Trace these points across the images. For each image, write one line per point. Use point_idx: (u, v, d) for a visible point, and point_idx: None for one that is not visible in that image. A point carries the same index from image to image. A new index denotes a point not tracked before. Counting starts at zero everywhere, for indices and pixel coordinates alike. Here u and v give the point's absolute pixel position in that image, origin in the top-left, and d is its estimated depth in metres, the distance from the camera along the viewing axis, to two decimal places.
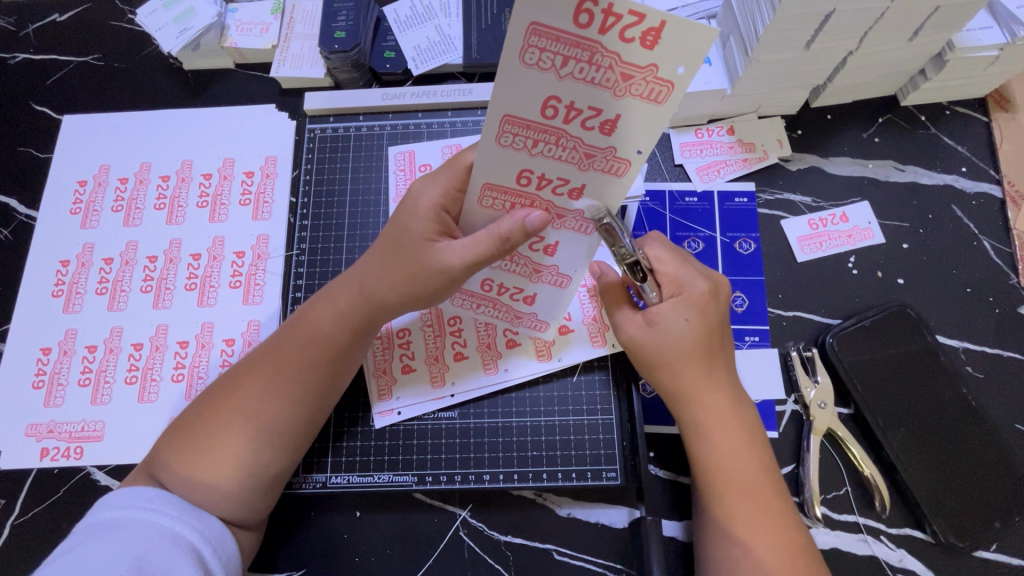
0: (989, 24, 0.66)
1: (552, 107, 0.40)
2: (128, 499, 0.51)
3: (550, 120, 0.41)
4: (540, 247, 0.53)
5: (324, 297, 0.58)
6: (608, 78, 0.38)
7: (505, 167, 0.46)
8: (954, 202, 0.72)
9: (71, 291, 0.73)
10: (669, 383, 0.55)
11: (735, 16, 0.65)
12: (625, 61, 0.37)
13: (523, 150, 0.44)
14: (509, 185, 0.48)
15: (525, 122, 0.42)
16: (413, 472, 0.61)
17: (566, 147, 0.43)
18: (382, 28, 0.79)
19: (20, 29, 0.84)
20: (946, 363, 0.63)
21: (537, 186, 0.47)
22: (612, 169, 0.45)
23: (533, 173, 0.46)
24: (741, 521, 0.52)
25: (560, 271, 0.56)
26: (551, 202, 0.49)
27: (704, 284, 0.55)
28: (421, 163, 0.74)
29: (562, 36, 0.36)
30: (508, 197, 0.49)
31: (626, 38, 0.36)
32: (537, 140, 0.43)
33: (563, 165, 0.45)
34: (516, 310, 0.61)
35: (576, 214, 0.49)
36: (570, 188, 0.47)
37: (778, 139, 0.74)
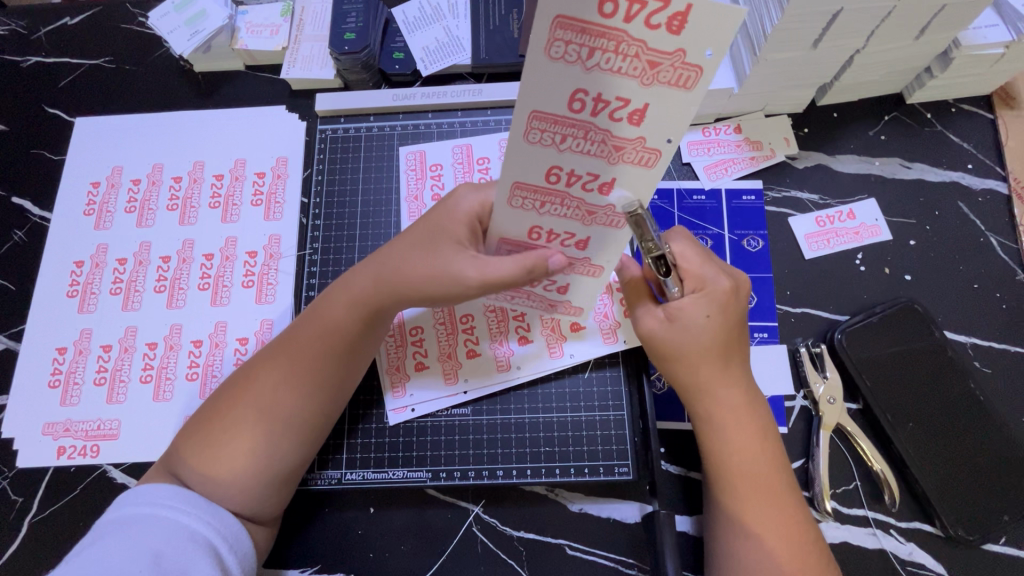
0: (995, 21, 0.66)
1: (579, 99, 0.38)
2: (146, 494, 0.51)
3: (578, 113, 0.39)
4: (570, 241, 0.51)
5: (338, 295, 0.59)
6: (636, 66, 0.36)
7: (533, 164, 0.43)
8: (960, 199, 0.72)
9: (85, 292, 0.74)
10: (683, 375, 0.56)
11: (742, 15, 0.66)
12: (652, 48, 0.35)
13: (551, 146, 0.42)
14: (539, 184, 0.45)
15: (553, 117, 0.39)
16: (427, 468, 0.62)
17: (594, 141, 0.41)
18: (391, 29, 0.80)
19: (32, 33, 0.85)
20: (954, 358, 0.64)
21: (566, 184, 0.45)
22: (642, 161, 0.42)
23: (562, 169, 0.43)
24: (752, 514, 0.53)
25: (592, 262, 0.54)
26: (582, 199, 0.46)
27: (726, 281, 0.55)
28: (431, 163, 0.75)
29: (586, 28, 0.34)
30: (537, 196, 0.46)
31: (652, 24, 0.34)
32: (565, 135, 0.41)
33: (591, 160, 0.43)
34: (550, 300, 0.61)
35: (607, 208, 0.47)
36: (600, 184, 0.44)
37: (785, 137, 0.74)
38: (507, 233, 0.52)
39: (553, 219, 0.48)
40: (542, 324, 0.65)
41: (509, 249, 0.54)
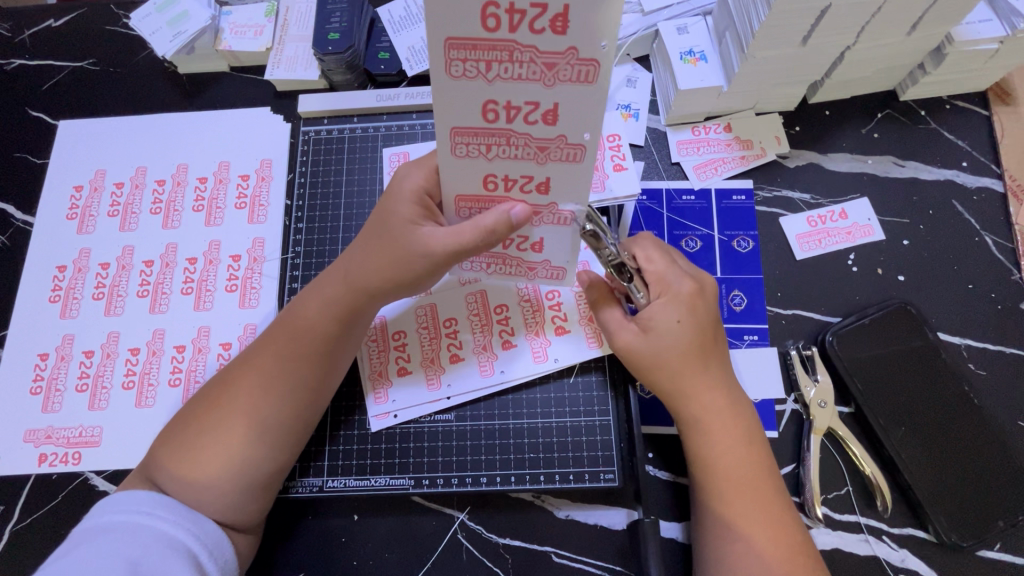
0: (989, 16, 0.65)
1: (492, 110, 0.42)
2: (123, 502, 0.50)
3: (495, 122, 0.43)
4: (531, 186, 0.48)
5: (318, 298, 0.58)
6: (534, 70, 0.39)
7: (466, 103, 0.42)
8: (955, 197, 0.71)
9: (68, 297, 0.73)
10: (665, 382, 0.55)
11: (730, 12, 0.65)
12: (543, 51, 0.38)
13: (479, 78, 0.40)
14: (478, 124, 0.43)
15: (471, 42, 0.38)
16: (410, 474, 0.61)
17: (518, 144, 0.44)
18: (376, 29, 0.79)
19: (16, 35, 0.84)
20: (947, 360, 0.63)
21: (507, 119, 0.42)
22: (569, 157, 0.44)
23: (498, 101, 0.41)
24: (740, 521, 0.52)
25: (553, 265, 0.57)
26: (528, 134, 0.43)
27: (690, 282, 0.55)
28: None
29: (476, 42, 0.38)
30: (481, 139, 0.44)
31: (537, 29, 0.37)
32: (490, 144, 0.44)
33: (522, 162, 0.46)
34: (527, 262, 0.57)
35: (559, 139, 0.43)
36: (542, 113, 0.42)
37: (776, 136, 0.73)
38: (463, 191, 0.49)
39: (504, 161, 0.46)
40: (526, 327, 0.64)
41: (470, 210, 0.51)
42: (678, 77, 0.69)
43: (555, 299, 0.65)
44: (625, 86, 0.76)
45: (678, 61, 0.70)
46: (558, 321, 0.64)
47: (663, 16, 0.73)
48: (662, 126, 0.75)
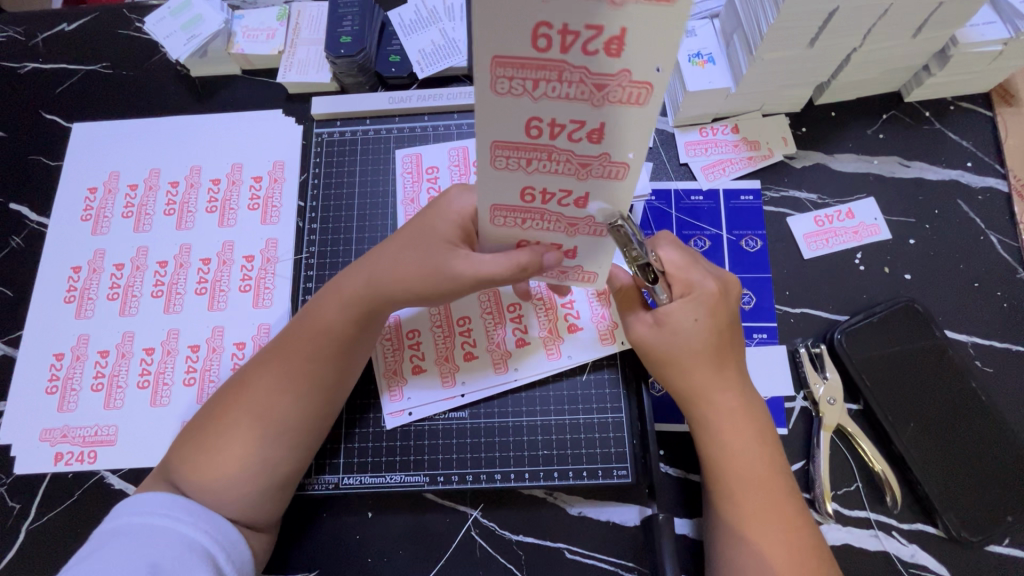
0: (992, 19, 0.66)
1: (535, 127, 0.40)
2: (142, 505, 0.51)
3: (537, 138, 0.41)
4: (568, 200, 0.46)
5: (335, 297, 0.59)
6: (583, 91, 0.36)
7: (508, 119, 0.39)
8: (960, 197, 0.72)
9: (82, 297, 0.74)
10: (677, 379, 0.56)
11: (738, 15, 0.66)
12: (595, 72, 0.35)
13: (525, 95, 0.37)
14: (520, 140, 0.41)
15: (519, 61, 0.35)
16: (424, 472, 0.62)
17: (560, 160, 0.42)
18: (387, 32, 0.80)
19: (29, 39, 0.85)
20: (956, 358, 0.63)
21: (550, 135, 0.40)
22: (611, 173, 0.43)
23: (542, 120, 0.39)
24: (752, 517, 0.53)
25: (585, 269, 0.57)
26: (571, 151, 0.41)
27: (714, 283, 0.55)
28: (426, 166, 0.74)
29: (525, 62, 0.35)
30: (522, 154, 0.42)
31: (589, 51, 0.34)
32: (530, 159, 0.42)
33: (562, 177, 0.44)
34: (560, 267, 0.56)
35: (603, 156, 0.41)
36: (588, 132, 0.39)
37: (782, 136, 0.74)
38: (499, 201, 0.48)
39: (544, 176, 0.44)
40: (539, 326, 0.65)
41: (505, 219, 0.50)
42: (686, 79, 0.70)
43: (567, 298, 0.66)
44: None
45: (686, 63, 0.70)
46: (571, 320, 0.65)
47: None
48: (670, 128, 0.76)
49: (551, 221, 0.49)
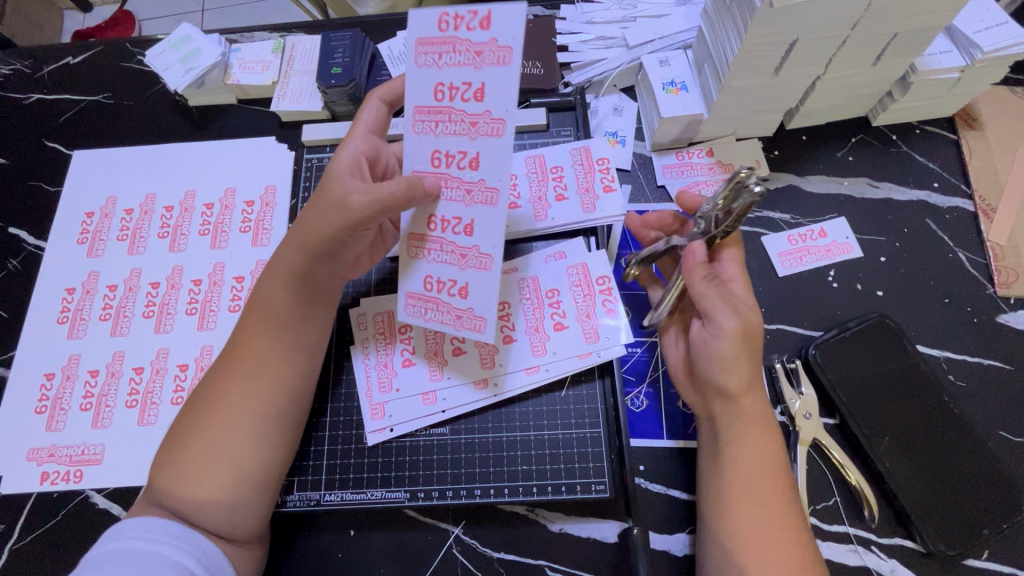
0: (949, 48, 0.70)
1: (440, 91, 0.52)
2: (130, 530, 0.51)
3: (441, 101, 0.52)
4: (468, 94, 0.51)
5: (303, 305, 0.59)
6: (463, 126, 0.52)
7: (423, 86, 0.52)
8: (928, 216, 0.74)
9: (75, 318, 0.75)
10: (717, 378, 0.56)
11: (708, 46, 0.69)
12: (469, 113, 0.51)
13: (429, 134, 0.53)
14: (431, 104, 0.52)
15: (433, 114, 0.52)
16: (405, 488, 0.62)
17: (456, 121, 0.52)
18: (376, 64, 0.83)
19: (35, 71, 0.89)
20: (928, 372, 0.65)
21: (450, 98, 0.52)
22: (494, 131, 0.51)
23: (444, 83, 0.52)
24: (769, 529, 0.52)
25: (490, 116, 0.51)
26: (464, 111, 0.52)
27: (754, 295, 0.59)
28: (424, 285, 0.57)
29: (435, 115, 0.52)
30: (432, 117, 0.53)
31: (466, 99, 0.51)
32: (437, 121, 0.53)
33: (458, 138, 0.53)
34: (467, 117, 0.52)
35: (486, 114, 0.51)
36: (474, 90, 0.51)
37: (755, 160, 0.77)
38: (418, 101, 0.52)
39: (451, 69, 0.51)
40: (527, 324, 0.66)
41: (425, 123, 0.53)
42: (660, 105, 0.73)
43: (554, 297, 0.67)
44: (612, 114, 0.81)
45: (661, 90, 0.74)
46: (556, 319, 0.66)
47: (646, 50, 0.79)
48: (648, 152, 0.79)
49: (457, 122, 0.52)
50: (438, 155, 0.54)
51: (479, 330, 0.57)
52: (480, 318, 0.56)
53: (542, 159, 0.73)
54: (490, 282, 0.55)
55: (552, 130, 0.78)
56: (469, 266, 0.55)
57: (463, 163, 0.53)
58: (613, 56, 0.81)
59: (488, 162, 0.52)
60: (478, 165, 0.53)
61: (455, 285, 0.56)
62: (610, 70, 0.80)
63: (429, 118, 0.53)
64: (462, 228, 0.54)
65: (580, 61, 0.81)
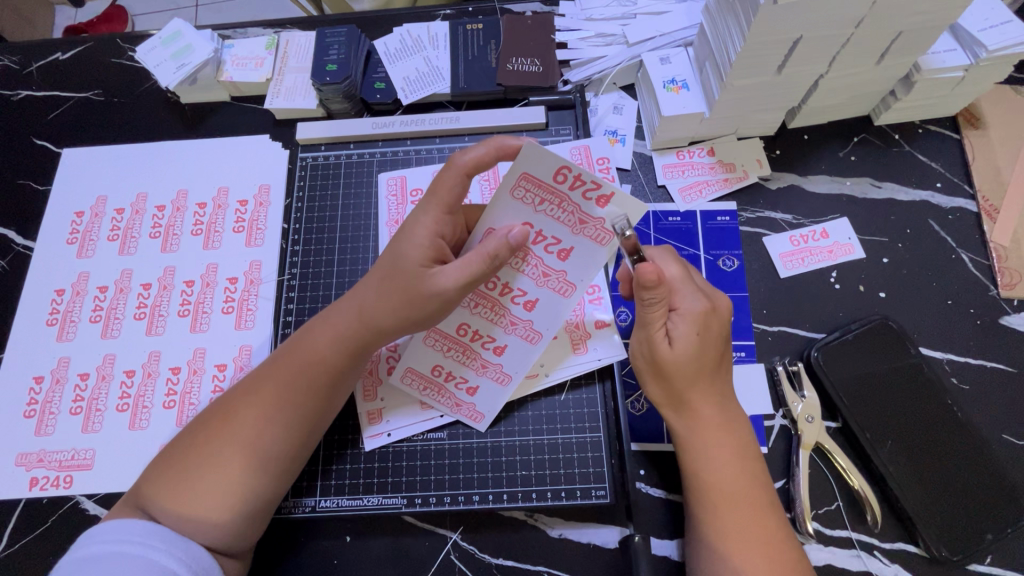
0: (953, 46, 0.69)
1: (562, 174, 0.48)
2: (122, 532, 0.49)
3: (558, 184, 0.49)
4: (592, 194, 0.49)
5: (324, 324, 0.59)
6: (569, 219, 0.52)
7: (546, 160, 0.48)
8: (931, 217, 0.73)
9: (65, 320, 0.74)
10: (674, 390, 0.56)
11: (709, 44, 0.68)
12: (583, 211, 0.51)
13: (531, 205, 0.52)
14: (547, 180, 0.49)
15: (539, 183, 0.50)
16: (402, 494, 0.61)
17: (565, 210, 0.51)
18: (372, 60, 0.82)
19: (24, 67, 0.87)
20: (931, 375, 0.64)
21: (570, 186, 0.49)
22: (598, 239, 0.53)
23: (570, 170, 0.48)
24: (732, 539, 0.52)
25: (604, 227, 0.52)
26: (577, 206, 0.51)
27: (704, 301, 0.56)
28: (457, 330, 0.61)
29: (542, 185, 0.50)
30: (541, 193, 0.51)
31: (586, 197, 0.50)
32: (544, 199, 0.51)
33: (559, 225, 0.53)
34: (582, 214, 0.51)
35: (598, 221, 0.51)
36: (599, 194, 0.49)
37: (757, 159, 0.76)
38: (532, 171, 0.49)
39: (575, 189, 0.49)
40: None
41: (525, 193, 0.51)
42: (661, 104, 0.72)
43: None
44: (612, 113, 0.80)
45: (662, 88, 0.73)
46: None
47: (647, 48, 0.78)
48: (648, 151, 0.78)
49: (566, 211, 0.51)
50: (531, 228, 0.53)
51: (501, 382, 0.62)
52: (506, 374, 0.62)
53: (496, 171, 0.74)
54: (527, 352, 0.61)
55: (551, 129, 0.78)
56: (515, 332, 0.61)
57: (553, 249, 0.55)
58: (613, 54, 0.79)
59: (578, 258, 0.55)
60: (566, 256, 0.55)
61: (492, 342, 0.61)
62: (610, 67, 0.79)
63: (535, 194, 0.51)
64: (521, 300, 0.59)
65: (579, 58, 0.79)
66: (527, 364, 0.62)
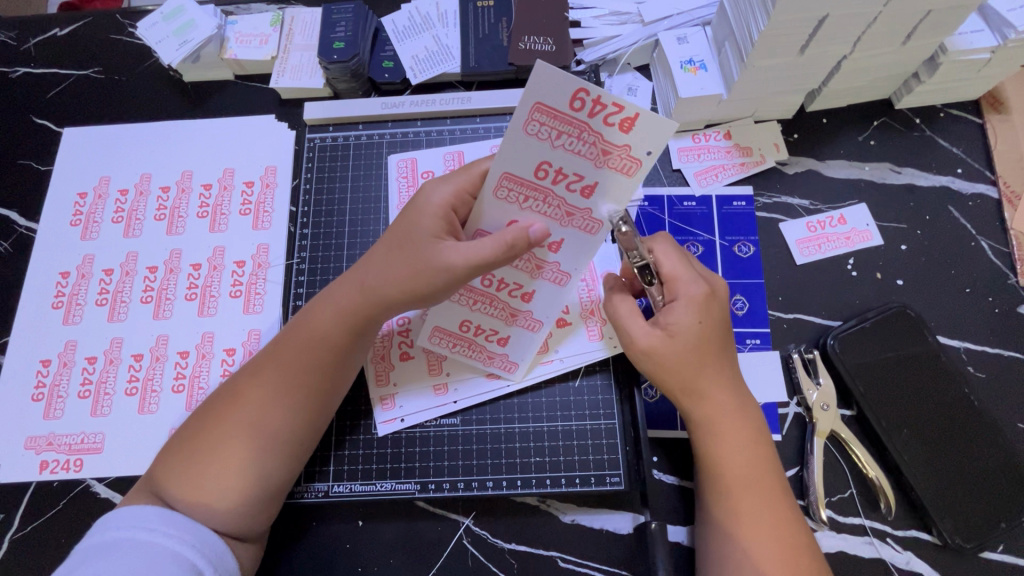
0: (980, 27, 0.67)
1: (580, 99, 0.44)
2: (137, 518, 0.49)
3: (576, 111, 0.45)
4: (615, 117, 0.45)
5: (323, 302, 0.58)
6: (591, 151, 0.47)
7: (561, 84, 0.43)
8: (951, 204, 0.72)
9: (70, 303, 0.73)
10: (681, 378, 0.55)
11: (729, 22, 0.66)
12: (606, 140, 0.46)
13: (547, 140, 0.47)
14: (562, 109, 0.45)
15: (554, 112, 0.45)
16: (415, 479, 0.61)
17: (586, 141, 0.46)
18: (380, 38, 0.80)
19: (21, 44, 0.85)
20: (948, 364, 0.63)
21: (589, 112, 0.44)
22: (625, 168, 0.48)
23: (588, 92, 0.43)
24: (745, 523, 0.52)
25: (630, 154, 0.47)
26: (599, 133, 0.46)
27: (704, 286, 0.55)
28: (460, 325, 0.61)
29: (559, 114, 0.45)
30: (557, 124, 0.46)
31: (608, 122, 0.45)
32: (561, 131, 0.46)
33: (580, 159, 0.47)
34: (605, 143, 0.46)
35: (623, 148, 0.46)
36: (622, 118, 0.45)
37: (775, 143, 0.74)
38: (545, 98, 0.44)
39: (594, 116, 0.45)
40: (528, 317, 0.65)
41: (541, 128, 0.46)
42: (678, 85, 0.70)
43: None
44: (627, 94, 0.78)
45: (679, 69, 0.71)
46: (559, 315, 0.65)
47: (663, 26, 0.76)
48: None
49: (587, 141, 0.46)
50: (548, 166, 0.48)
51: (508, 371, 0.63)
52: (512, 363, 0.63)
53: None
54: (530, 340, 0.62)
55: None
56: (516, 323, 0.61)
57: (576, 186, 0.49)
58: (628, 33, 0.77)
59: (571, 247, 0.54)
60: (590, 194, 0.50)
61: (495, 334, 0.61)
62: (626, 47, 0.77)
63: (551, 127, 0.46)
64: (519, 293, 0.59)
65: (593, 37, 0.77)
66: (530, 350, 0.62)
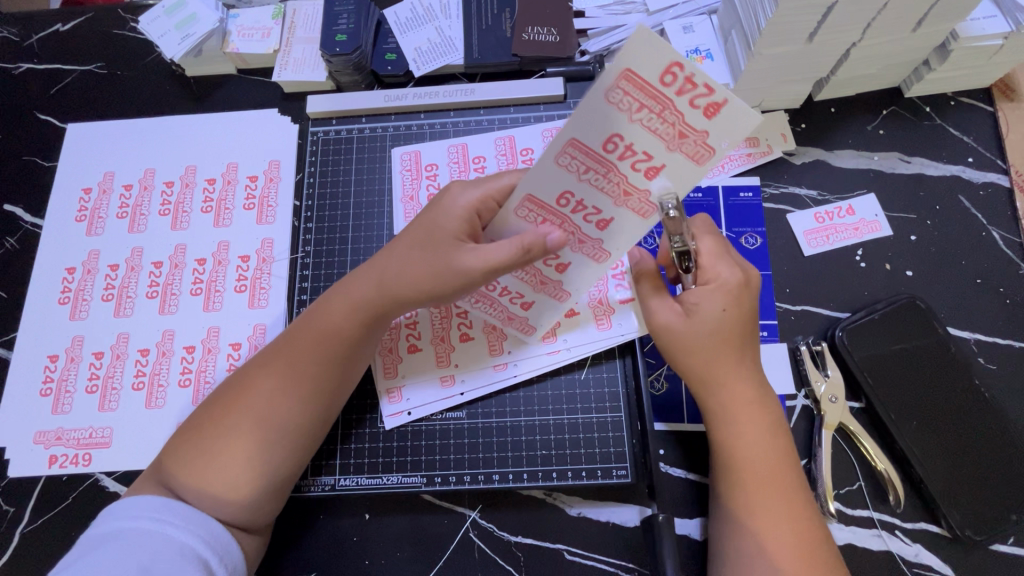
0: (993, 13, 0.66)
1: (671, 74, 0.39)
2: (145, 509, 0.49)
3: (664, 86, 0.40)
4: (701, 101, 0.41)
5: (331, 296, 0.58)
6: (668, 132, 0.43)
7: (657, 54, 0.39)
8: (961, 193, 0.71)
9: (77, 298, 0.73)
10: (698, 367, 0.55)
11: (736, 11, 0.65)
12: (687, 122, 0.42)
13: (625, 112, 0.42)
14: (650, 81, 0.40)
15: (641, 82, 0.40)
16: (422, 472, 0.61)
17: (665, 120, 0.42)
18: (382, 30, 0.79)
19: (24, 39, 0.85)
20: (959, 355, 0.63)
21: (677, 91, 0.40)
22: (696, 155, 0.44)
23: (683, 68, 0.39)
24: (753, 515, 0.52)
25: (707, 141, 0.43)
26: (683, 115, 0.42)
27: (738, 274, 0.55)
28: (487, 284, 0.58)
29: (645, 86, 0.40)
30: (641, 96, 0.41)
31: (694, 104, 0.41)
32: (643, 105, 0.41)
33: (654, 139, 0.43)
34: (685, 124, 0.42)
35: (702, 134, 0.43)
36: (709, 103, 0.41)
37: (782, 132, 0.73)
38: (636, 65, 0.39)
39: (682, 97, 0.41)
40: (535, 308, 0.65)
41: (621, 98, 0.41)
42: None
43: None
44: None
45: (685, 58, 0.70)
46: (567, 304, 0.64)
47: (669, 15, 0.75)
48: None
49: (666, 121, 0.42)
50: (619, 139, 0.44)
51: (523, 332, 0.63)
52: (530, 325, 0.62)
53: (512, 140, 0.74)
54: (554, 308, 0.60)
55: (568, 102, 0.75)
56: (544, 291, 0.58)
57: (641, 166, 0.45)
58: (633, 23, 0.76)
59: (576, 272, 0.55)
60: (653, 175, 0.46)
61: (520, 298, 0.59)
62: None
63: (632, 98, 0.41)
64: (553, 263, 0.54)
65: (598, 27, 0.77)
66: (552, 316, 0.61)
